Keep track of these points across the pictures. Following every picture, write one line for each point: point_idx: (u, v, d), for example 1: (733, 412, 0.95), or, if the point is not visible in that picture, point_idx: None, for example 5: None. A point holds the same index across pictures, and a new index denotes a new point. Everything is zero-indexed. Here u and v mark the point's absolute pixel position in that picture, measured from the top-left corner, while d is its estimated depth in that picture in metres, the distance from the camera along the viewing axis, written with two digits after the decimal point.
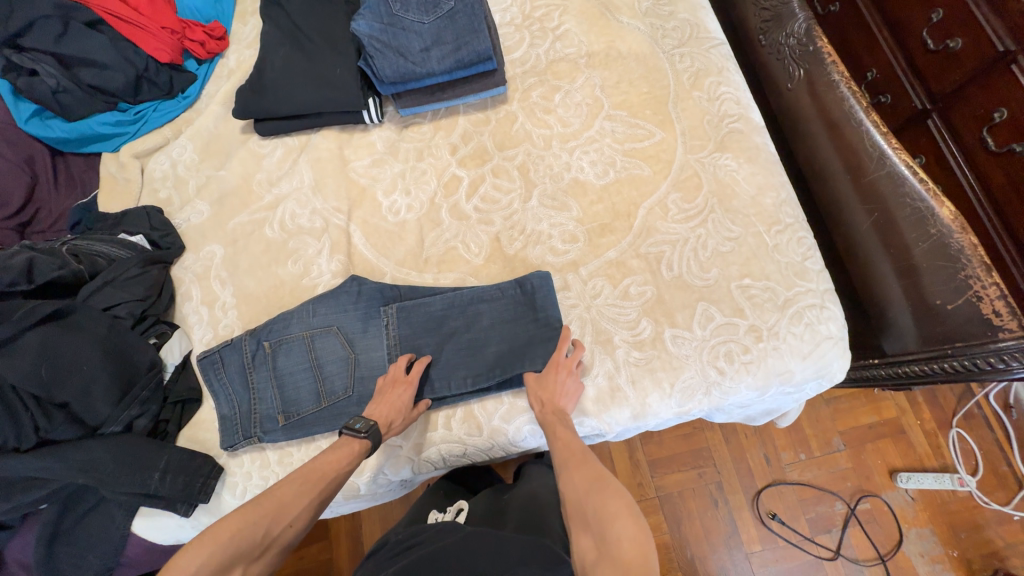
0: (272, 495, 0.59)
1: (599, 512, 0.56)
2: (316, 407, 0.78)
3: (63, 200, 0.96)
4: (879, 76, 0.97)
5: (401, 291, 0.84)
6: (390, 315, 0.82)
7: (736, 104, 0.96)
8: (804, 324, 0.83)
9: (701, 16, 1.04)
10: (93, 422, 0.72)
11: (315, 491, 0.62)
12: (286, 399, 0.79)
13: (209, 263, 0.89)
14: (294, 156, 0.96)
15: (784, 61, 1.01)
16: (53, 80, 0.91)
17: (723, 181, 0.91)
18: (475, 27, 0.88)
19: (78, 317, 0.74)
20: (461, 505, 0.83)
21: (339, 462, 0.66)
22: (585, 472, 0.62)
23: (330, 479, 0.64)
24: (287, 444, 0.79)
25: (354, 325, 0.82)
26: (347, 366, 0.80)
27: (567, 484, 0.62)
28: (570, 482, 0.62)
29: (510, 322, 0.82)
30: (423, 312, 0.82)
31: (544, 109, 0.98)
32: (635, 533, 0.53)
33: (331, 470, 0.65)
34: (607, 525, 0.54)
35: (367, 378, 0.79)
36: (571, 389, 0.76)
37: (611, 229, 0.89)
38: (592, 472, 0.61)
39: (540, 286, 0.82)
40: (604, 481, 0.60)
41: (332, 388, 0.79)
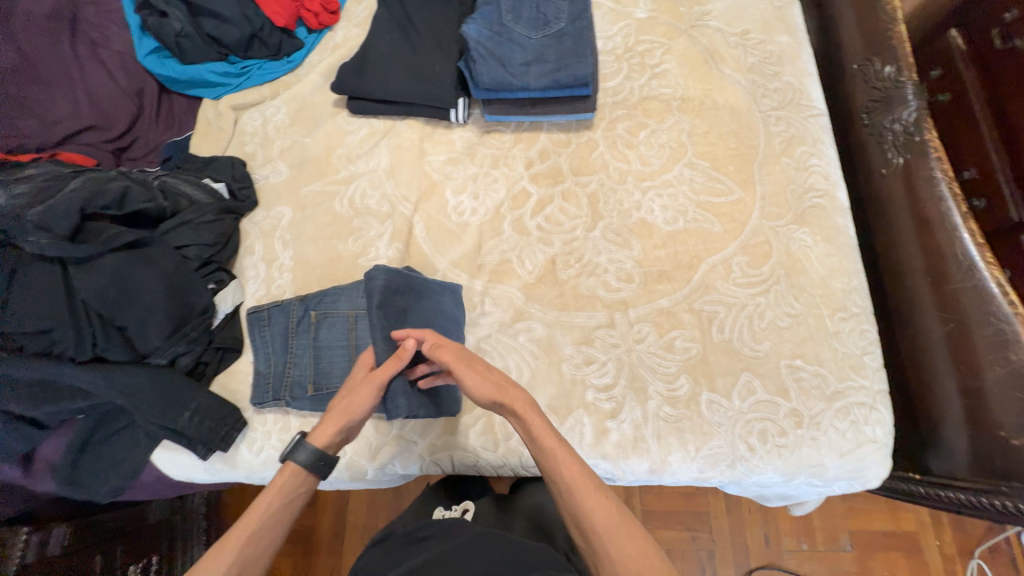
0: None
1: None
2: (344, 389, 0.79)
3: (160, 134, 1.02)
4: (977, 177, 0.91)
5: (391, 286, 0.77)
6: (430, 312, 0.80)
7: (824, 179, 0.94)
8: (849, 422, 0.80)
9: (805, 83, 1.01)
10: (143, 350, 0.75)
11: (233, 567, 0.57)
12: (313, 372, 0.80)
13: (277, 223, 0.93)
14: (376, 139, 0.99)
15: (884, 145, 0.97)
16: (180, 25, 0.97)
17: (794, 255, 0.88)
18: (580, 52, 0.89)
19: (152, 250, 0.77)
20: (467, 505, 0.83)
21: (251, 520, 0.60)
22: (627, 549, 0.57)
23: (251, 545, 0.59)
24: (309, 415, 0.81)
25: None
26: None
27: (607, 558, 0.57)
28: (614, 556, 0.57)
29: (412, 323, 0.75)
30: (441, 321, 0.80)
31: (626, 143, 0.98)
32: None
33: (238, 537, 0.59)
34: None
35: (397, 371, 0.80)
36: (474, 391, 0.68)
37: (669, 278, 0.88)
38: (636, 549, 0.57)
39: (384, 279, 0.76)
40: (649, 561, 0.56)
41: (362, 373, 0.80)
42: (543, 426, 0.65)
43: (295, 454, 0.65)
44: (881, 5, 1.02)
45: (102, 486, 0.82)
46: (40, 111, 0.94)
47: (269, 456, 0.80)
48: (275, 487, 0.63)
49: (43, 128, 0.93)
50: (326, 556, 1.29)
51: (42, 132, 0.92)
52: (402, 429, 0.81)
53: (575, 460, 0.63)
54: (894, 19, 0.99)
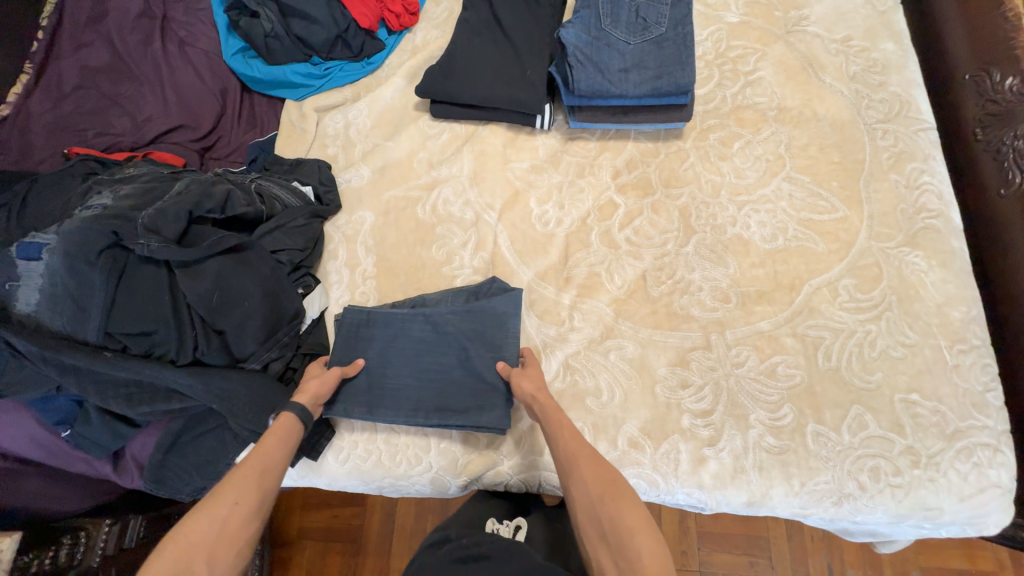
0: (200, 518, 0.54)
1: (616, 525, 0.54)
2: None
3: (241, 134, 1.00)
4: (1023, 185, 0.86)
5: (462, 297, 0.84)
6: (498, 320, 0.80)
7: (938, 198, 0.87)
8: (972, 464, 0.74)
9: (914, 93, 0.95)
10: (238, 355, 0.75)
11: (255, 475, 0.60)
12: (403, 377, 0.79)
13: (359, 228, 0.92)
14: (458, 144, 0.97)
15: (1002, 163, 0.90)
16: (270, 25, 0.97)
17: (908, 280, 0.82)
18: (682, 59, 0.84)
19: (250, 254, 0.76)
20: (520, 521, 0.77)
21: (275, 443, 0.64)
22: (598, 474, 0.59)
23: (269, 464, 0.61)
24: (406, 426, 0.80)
25: (473, 318, 0.80)
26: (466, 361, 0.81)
27: (578, 481, 0.59)
28: (583, 480, 0.59)
29: (473, 328, 0.79)
30: (510, 323, 0.80)
31: (719, 154, 0.94)
32: (659, 551, 0.52)
33: (260, 452, 0.62)
34: (631, 542, 0.53)
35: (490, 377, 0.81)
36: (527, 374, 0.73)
37: (768, 299, 0.83)
38: (606, 475, 0.59)
39: (439, 299, 0.84)
40: (620, 486, 0.58)
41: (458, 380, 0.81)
42: (554, 407, 0.68)
43: (287, 406, 0.69)
44: (999, 11, 0.94)
45: (185, 484, 0.82)
46: (132, 107, 0.95)
47: (355, 466, 0.79)
48: (278, 432, 0.66)
49: (135, 127, 0.93)
50: (373, 558, 1.28)
51: (135, 130, 0.93)
52: (490, 446, 0.79)
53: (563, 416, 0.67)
54: (1016, 27, 0.92)
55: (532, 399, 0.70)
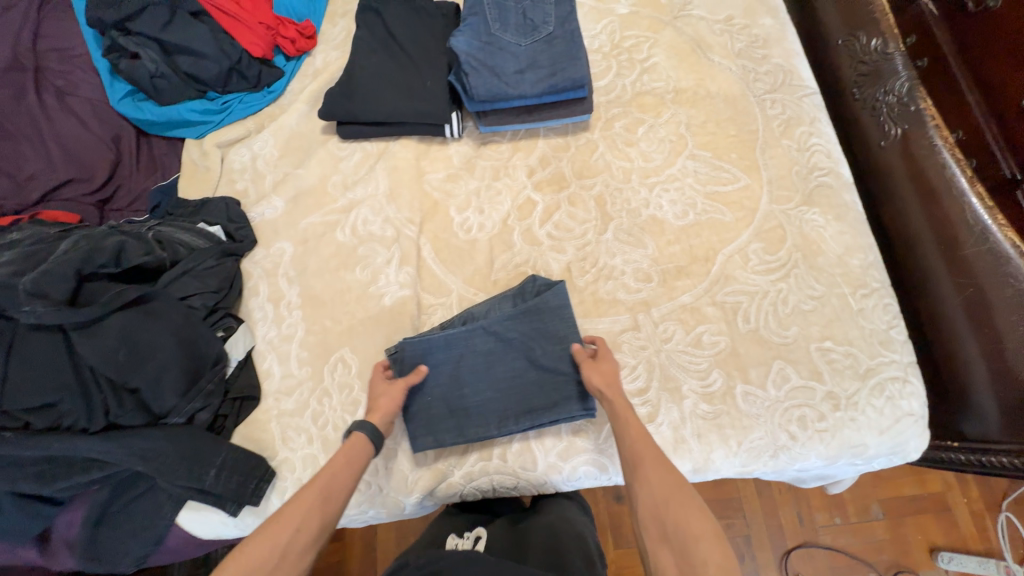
0: (271, 532, 0.55)
1: (681, 528, 0.55)
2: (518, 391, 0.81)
3: (142, 180, 0.96)
4: (965, 140, 0.86)
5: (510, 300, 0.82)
6: (552, 310, 0.79)
7: (827, 157, 0.93)
8: (885, 398, 0.79)
9: (795, 63, 1.01)
10: (158, 411, 0.71)
11: (323, 500, 0.59)
12: (479, 390, 0.77)
13: (279, 260, 0.89)
14: (371, 162, 0.96)
15: (879, 118, 0.98)
16: (153, 65, 0.92)
17: (809, 236, 0.87)
18: (573, 54, 0.87)
19: (157, 304, 0.73)
20: (480, 532, 0.77)
21: (347, 467, 0.63)
22: (665, 478, 0.59)
23: (335, 487, 0.61)
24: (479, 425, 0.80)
25: (532, 319, 0.78)
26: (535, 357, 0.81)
27: (645, 482, 0.59)
28: (650, 479, 0.59)
29: (534, 327, 0.78)
30: (567, 312, 0.79)
31: (626, 141, 0.97)
32: (721, 557, 0.52)
33: (329, 474, 0.62)
34: (693, 547, 0.53)
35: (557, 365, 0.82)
36: (598, 367, 0.73)
37: (687, 273, 0.86)
38: (673, 479, 0.59)
39: (485, 308, 0.82)
40: (686, 492, 0.58)
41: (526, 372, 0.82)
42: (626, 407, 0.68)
43: (356, 425, 0.69)
44: None
45: (124, 556, 0.76)
46: (10, 166, 0.88)
47: None
48: (347, 454, 0.65)
49: (17, 188, 0.87)
50: None
51: (18, 191, 0.87)
52: (439, 459, 0.78)
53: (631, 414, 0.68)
54: None
55: (600, 394, 0.71)
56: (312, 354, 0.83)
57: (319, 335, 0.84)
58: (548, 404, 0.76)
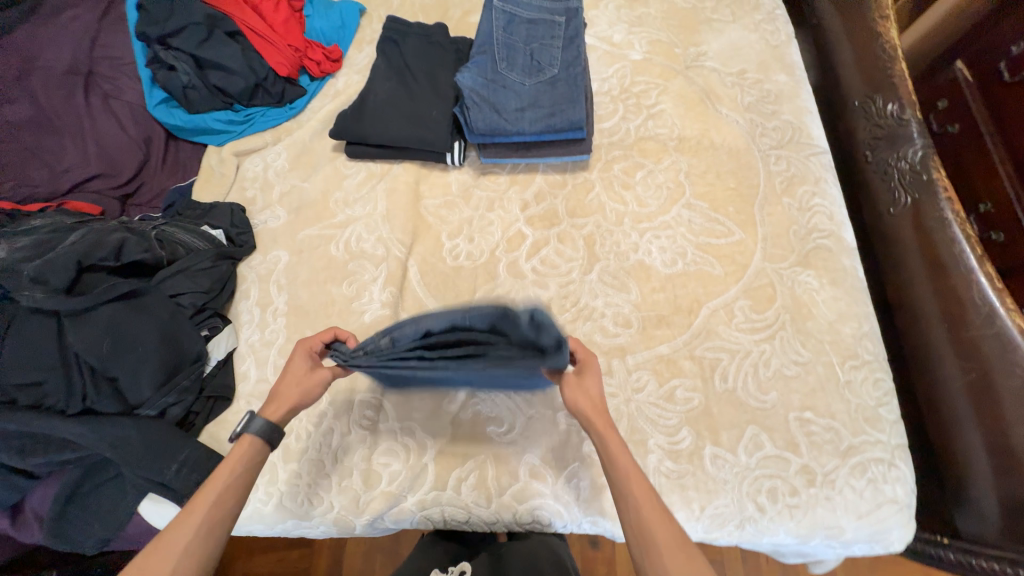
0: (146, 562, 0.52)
1: None
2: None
3: (164, 180, 1.03)
4: (992, 211, 0.90)
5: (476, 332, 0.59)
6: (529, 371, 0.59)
7: (828, 219, 0.91)
8: (866, 480, 0.74)
9: (806, 121, 1.00)
10: (133, 401, 0.74)
11: (207, 518, 0.56)
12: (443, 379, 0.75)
13: (273, 267, 0.93)
14: (373, 182, 1.00)
15: (890, 183, 0.94)
16: (187, 77, 1.00)
17: (800, 299, 0.84)
18: (573, 97, 0.88)
19: (147, 299, 0.77)
20: (463, 567, 0.76)
21: (229, 475, 0.59)
22: (682, 559, 0.52)
23: (222, 500, 0.57)
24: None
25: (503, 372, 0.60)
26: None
27: (657, 563, 0.53)
28: (662, 557, 0.53)
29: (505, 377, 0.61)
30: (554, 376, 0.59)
31: (622, 184, 0.97)
32: None
33: (213, 489, 0.58)
34: None
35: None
36: (579, 392, 0.63)
37: (668, 322, 0.85)
38: (689, 560, 0.52)
39: (445, 330, 0.59)
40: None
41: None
42: (620, 447, 0.60)
43: (246, 423, 0.63)
44: (879, 41, 1.00)
45: (88, 538, 0.79)
46: (51, 158, 0.96)
47: (255, 509, 0.77)
48: (234, 460, 0.60)
49: (52, 178, 0.95)
50: None
51: (52, 180, 0.94)
52: (392, 482, 0.78)
53: (630, 462, 0.59)
54: (892, 58, 0.98)
55: (591, 425, 0.61)
56: (288, 361, 0.85)
57: None
58: (515, 395, 0.79)
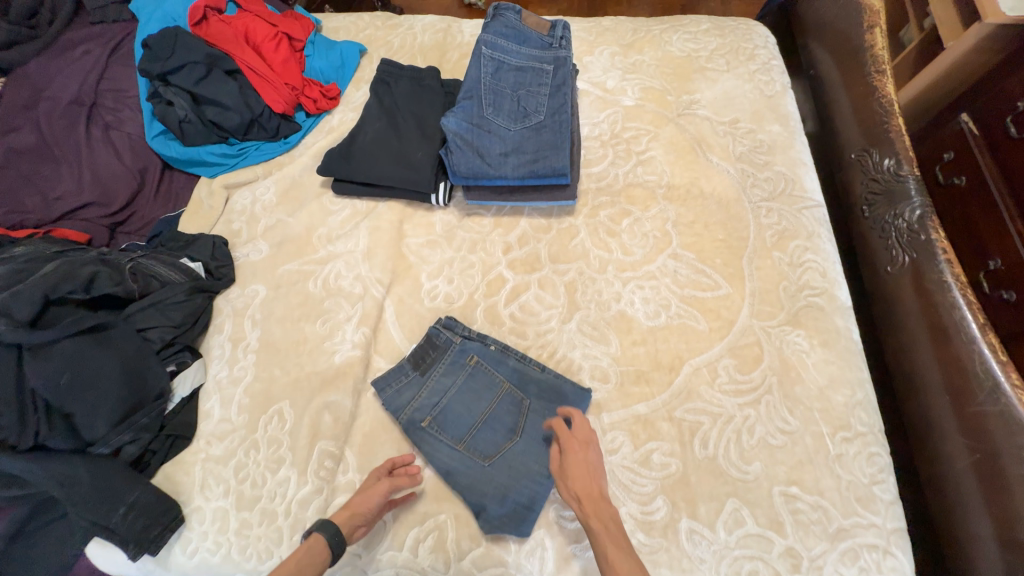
0: None
1: None
2: (514, 365, 0.82)
3: (156, 210, 1.05)
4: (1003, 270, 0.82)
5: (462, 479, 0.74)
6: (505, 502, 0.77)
7: (821, 276, 0.87)
8: (858, 569, 0.67)
9: (800, 173, 0.97)
10: (87, 438, 0.72)
11: None
12: None
13: (249, 301, 0.92)
14: (357, 219, 0.99)
15: (887, 241, 0.90)
16: (183, 112, 1.02)
17: (788, 360, 0.80)
18: (558, 144, 0.88)
19: (112, 334, 0.77)
20: None
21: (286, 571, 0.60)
22: None
23: None
24: (485, 337, 0.85)
25: None
26: (519, 410, 0.78)
27: None
28: None
29: None
30: None
31: (608, 231, 0.95)
32: None
33: None
34: None
35: (544, 411, 0.78)
36: (570, 472, 0.67)
37: (647, 379, 0.81)
38: None
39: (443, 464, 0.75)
40: None
41: (515, 394, 0.80)
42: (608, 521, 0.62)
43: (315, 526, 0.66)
44: (875, 95, 0.98)
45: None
46: (46, 186, 0.99)
47: (201, 560, 0.73)
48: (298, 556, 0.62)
49: (45, 205, 0.97)
50: None
51: (44, 208, 0.97)
52: None
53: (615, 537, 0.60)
54: (890, 112, 0.95)
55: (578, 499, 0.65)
56: (253, 401, 0.83)
57: (265, 383, 0.84)
58: None
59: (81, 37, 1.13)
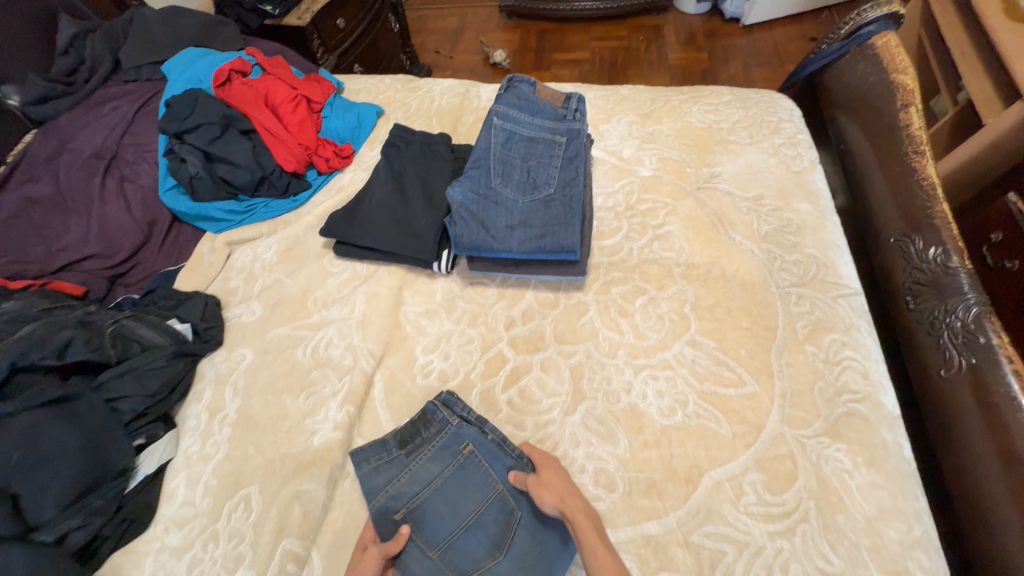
0: None
1: None
2: (511, 464, 0.73)
3: (158, 262, 1.03)
4: None
5: None
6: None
7: (863, 378, 0.76)
8: None
9: (833, 256, 0.89)
10: (30, 522, 0.64)
11: None
12: None
13: (234, 367, 0.87)
14: (356, 283, 0.95)
15: (938, 340, 0.80)
16: (195, 169, 1.02)
17: (827, 481, 0.68)
18: (567, 220, 0.84)
19: (78, 405, 0.72)
20: None
21: None
22: None
23: None
24: (484, 422, 0.77)
25: None
26: (508, 519, 0.68)
27: None
28: None
29: None
30: None
31: (619, 310, 0.87)
32: None
33: None
34: None
35: (536, 526, 0.67)
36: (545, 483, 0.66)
37: (659, 491, 0.70)
38: None
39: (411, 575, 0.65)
40: None
41: (507, 500, 0.70)
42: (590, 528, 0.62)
43: None
44: (916, 177, 0.91)
45: None
46: (52, 237, 0.98)
47: None
48: None
49: (47, 256, 0.96)
50: None
51: (46, 259, 0.96)
52: None
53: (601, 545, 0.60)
54: (933, 197, 0.88)
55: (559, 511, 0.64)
56: (220, 484, 0.75)
57: (236, 462, 0.77)
58: None
59: (112, 93, 1.18)
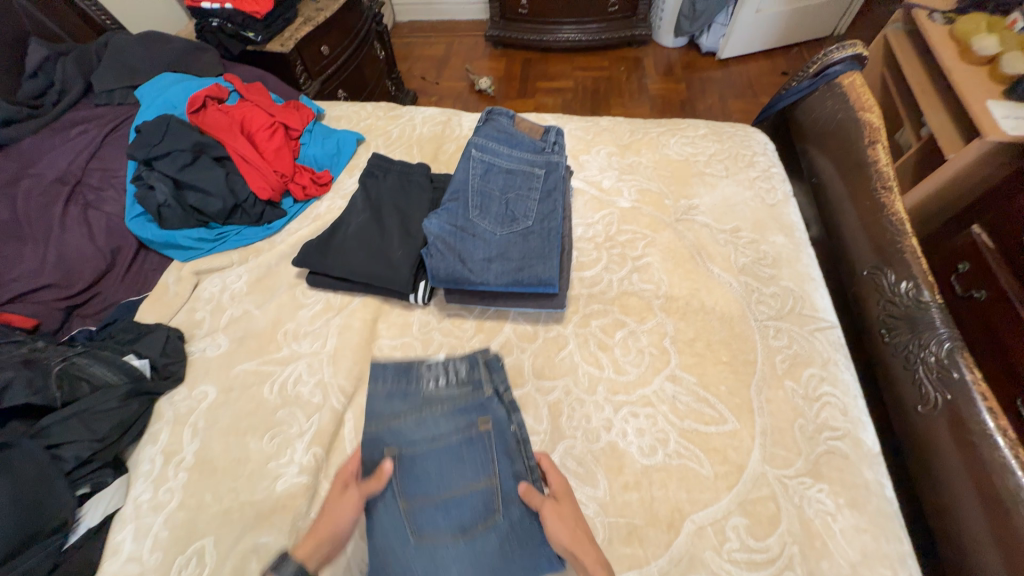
0: None
1: None
2: (518, 469, 0.69)
3: (120, 292, 0.98)
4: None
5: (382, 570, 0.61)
6: None
7: (842, 414, 0.76)
8: None
9: (809, 289, 0.90)
10: None
11: None
12: None
13: (195, 405, 0.82)
14: (329, 315, 0.92)
15: (914, 375, 0.80)
16: (163, 197, 0.99)
17: (811, 524, 0.67)
18: (545, 253, 0.83)
19: (12, 454, 0.66)
20: None
21: None
22: None
23: None
24: (513, 411, 0.75)
25: None
26: (485, 517, 0.65)
27: None
28: None
29: None
30: None
31: (599, 343, 0.86)
32: None
33: None
34: None
35: (512, 534, 0.63)
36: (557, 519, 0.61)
37: (640, 537, 0.67)
38: None
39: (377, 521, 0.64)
40: None
41: (494, 498, 0.66)
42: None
43: None
44: (885, 212, 0.93)
45: None
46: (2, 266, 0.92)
47: None
48: None
49: None
50: None
51: None
52: None
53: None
54: (902, 232, 0.90)
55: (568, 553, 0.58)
56: (171, 536, 0.70)
57: (191, 511, 0.72)
58: None
59: (81, 118, 1.15)
